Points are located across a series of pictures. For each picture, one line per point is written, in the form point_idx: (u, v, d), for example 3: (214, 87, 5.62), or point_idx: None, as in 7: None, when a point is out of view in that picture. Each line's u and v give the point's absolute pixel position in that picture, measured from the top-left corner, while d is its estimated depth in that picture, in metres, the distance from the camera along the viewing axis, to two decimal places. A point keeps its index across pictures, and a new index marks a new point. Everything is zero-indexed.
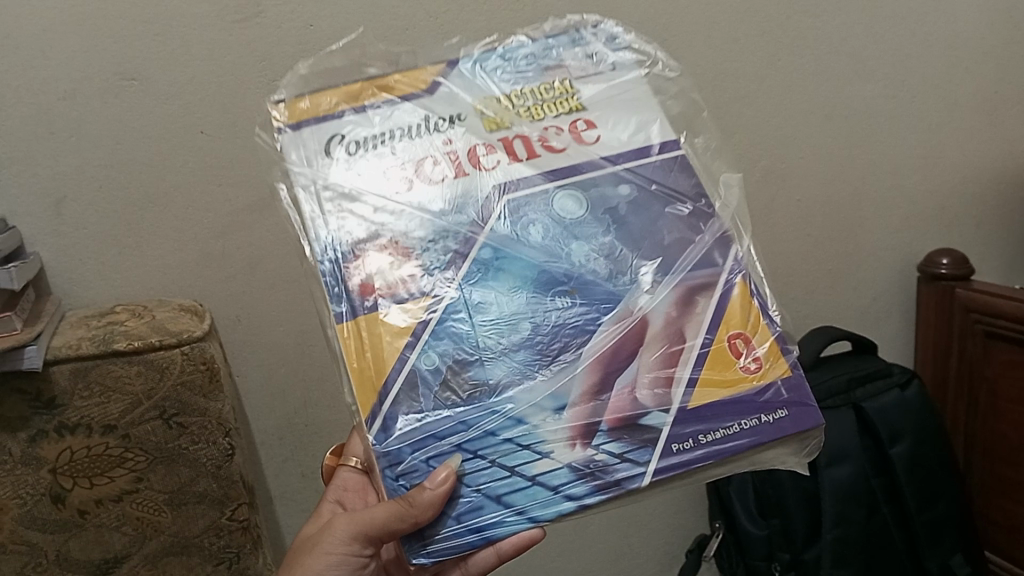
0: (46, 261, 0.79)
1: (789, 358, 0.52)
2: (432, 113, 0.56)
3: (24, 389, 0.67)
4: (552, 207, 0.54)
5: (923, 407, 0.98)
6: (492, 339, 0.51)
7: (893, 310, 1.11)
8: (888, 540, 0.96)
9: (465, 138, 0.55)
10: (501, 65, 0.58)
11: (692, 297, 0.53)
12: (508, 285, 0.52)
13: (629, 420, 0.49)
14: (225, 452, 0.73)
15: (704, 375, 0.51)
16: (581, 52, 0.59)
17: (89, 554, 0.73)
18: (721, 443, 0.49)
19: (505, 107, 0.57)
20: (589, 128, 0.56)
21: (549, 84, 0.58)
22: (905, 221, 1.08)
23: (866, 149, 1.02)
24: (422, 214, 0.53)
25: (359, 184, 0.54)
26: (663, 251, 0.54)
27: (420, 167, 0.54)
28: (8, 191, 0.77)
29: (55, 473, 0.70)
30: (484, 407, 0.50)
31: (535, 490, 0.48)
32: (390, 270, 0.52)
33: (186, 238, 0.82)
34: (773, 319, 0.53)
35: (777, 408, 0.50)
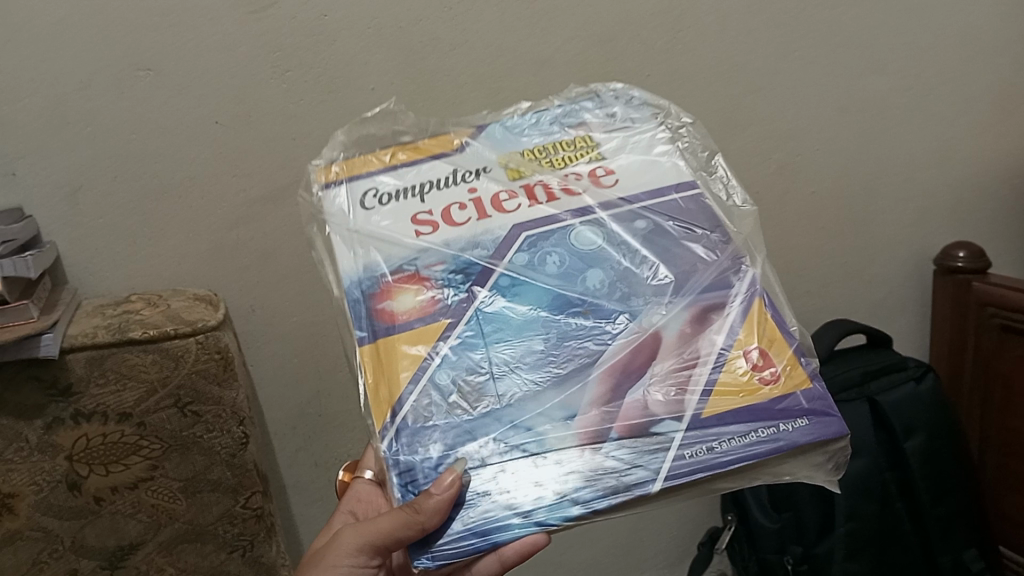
0: (62, 250, 0.80)
1: (809, 370, 0.50)
2: (459, 167, 0.58)
3: (40, 375, 0.67)
4: (568, 239, 0.54)
5: (940, 400, 0.97)
6: (506, 355, 0.50)
7: (905, 303, 1.11)
8: (901, 534, 0.96)
9: (489, 185, 0.56)
10: (525, 129, 0.61)
11: (707, 317, 0.52)
12: (524, 308, 0.52)
13: (641, 428, 0.48)
14: (239, 440, 0.73)
15: (719, 384, 0.49)
16: (602, 112, 0.62)
17: (104, 540, 0.73)
18: (737, 450, 0.46)
19: (528, 160, 0.58)
20: (608, 175, 0.58)
21: (571, 140, 0.60)
22: (920, 214, 1.07)
23: (882, 141, 1.02)
24: (446, 250, 0.54)
25: (387, 225, 0.55)
26: (679, 276, 0.54)
27: (445, 210, 0.55)
28: (24, 181, 0.77)
29: (71, 460, 0.70)
30: (493, 418, 0.48)
31: (543, 495, 0.46)
32: (411, 297, 0.52)
33: (200, 228, 0.83)
34: (791, 334, 0.52)
35: (795, 417, 0.48)
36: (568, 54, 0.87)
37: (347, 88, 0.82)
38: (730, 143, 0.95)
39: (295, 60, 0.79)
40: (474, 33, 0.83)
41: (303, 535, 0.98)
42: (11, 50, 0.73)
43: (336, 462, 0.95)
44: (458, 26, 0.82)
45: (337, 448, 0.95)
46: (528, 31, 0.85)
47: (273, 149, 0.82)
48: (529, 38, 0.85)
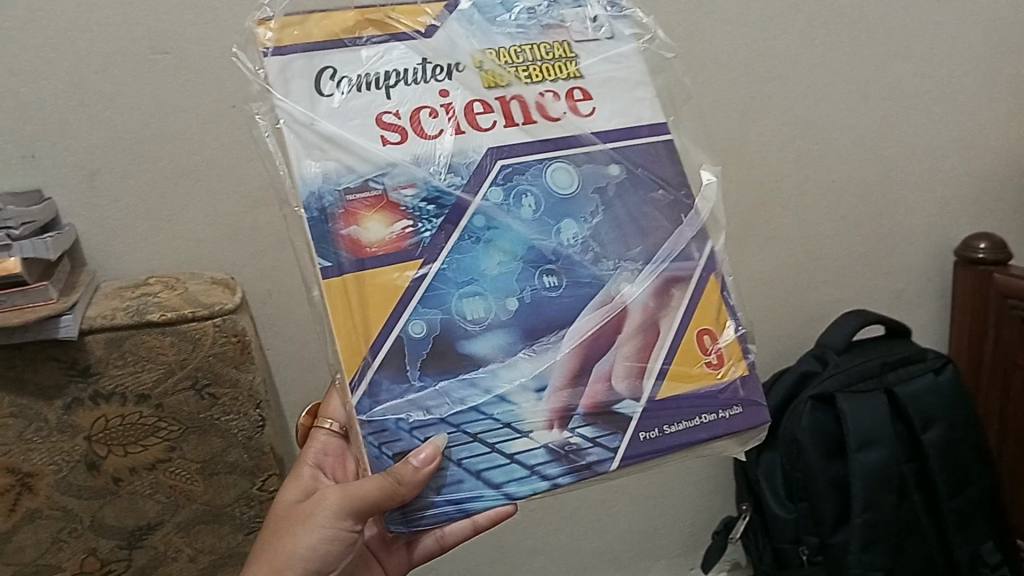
0: (82, 233, 0.80)
1: (747, 357, 0.56)
2: (429, 60, 0.55)
3: (60, 357, 0.68)
4: (545, 178, 0.55)
5: (958, 392, 0.97)
6: (480, 311, 0.52)
7: (927, 294, 1.10)
8: (917, 526, 0.96)
9: (461, 91, 0.55)
10: (502, 17, 0.57)
11: (669, 289, 0.55)
12: (498, 258, 0.53)
13: (603, 407, 0.52)
14: (256, 423, 0.73)
15: (673, 367, 0.54)
16: (583, 13, 0.59)
17: (123, 520, 0.74)
18: (684, 435, 0.52)
19: (502, 63, 0.56)
20: (585, 100, 0.57)
21: (549, 44, 0.57)
22: (942, 203, 1.05)
23: (903, 129, 1.00)
24: (416, 170, 0.53)
25: (350, 124, 0.53)
26: (645, 239, 0.56)
27: (414, 116, 0.54)
28: (45, 163, 0.77)
29: (90, 440, 0.71)
30: (465, 379, 0.51)
31: (512, 468, 0.50)
32: (380, 227, 0.52)
33: (218, 211, 0.83)
34: (737, 318, 0.57)
35: (732, 405, 0.54)
36: None
37: None
38: (751, 130, 0.94)
39: None
40: None
41: None
42: (35, 31, 0.74)
43: None
44: None
45: None
46: None
47: None
48: None
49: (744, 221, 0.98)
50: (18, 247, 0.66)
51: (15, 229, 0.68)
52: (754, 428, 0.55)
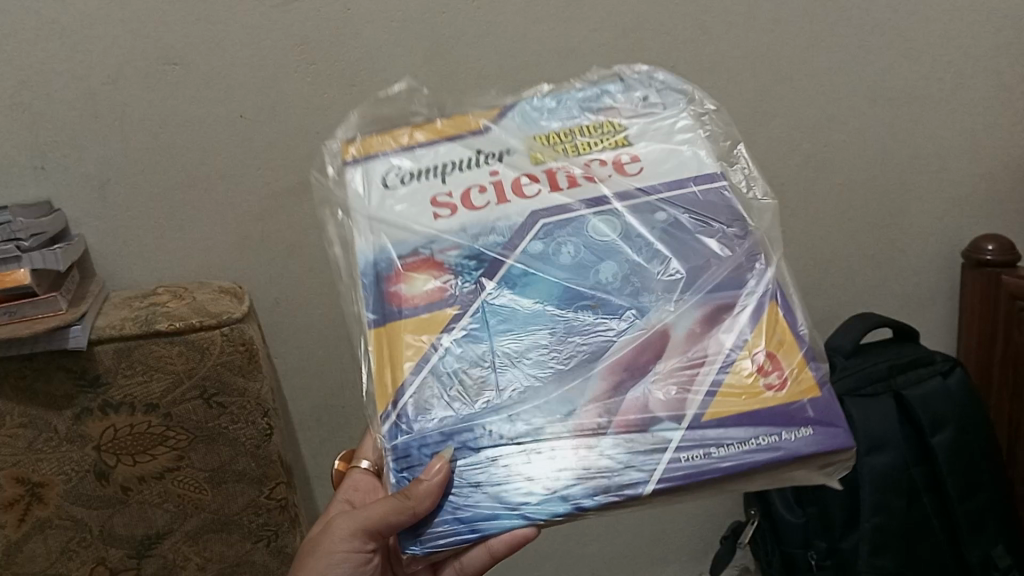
0: (91, 242, 0.81)
1: (818, 378, 0.49)
2: (480, 150, 0.58)
3: (69, 366, 0.68)
4: (584, 230, 0.55)
5: (967, 395, 0.97)
6: (511, 346, 0.51)
7: (935, 296, 1.09)
8: (929, 530, 0.96)
9: (510, 169, 0.57)
10: (550, 108, 0.60)
11: (716, 317, 0.51)
12: (532, 298, 0.53)
13: (638, 427, 0.48)
14: (264, 431, 0.74)
15: (724, 385, 0.48)
16: (633, 95, 0.60)
17: (132, 529, 0.74)
18: (735, 456, 0.46)
19: (550, 144, 0.58)
20: (633, 163, 0.57)
21: (597, 124, 0.59)
22: (950, 206, 1.05)
23: (910, 132, 1.00)
24: (464, 235, 0.54)
25: (407, 205, 0.56)
26: (691, 270, 0.53)
27: (464, 195, 0.56)
28: (54, 174, 0.78)
29: (99, 450, 0.71)
30: (492, 408, 0.50)
31: (532, 490, 0.47)
32: (424, 281, 0.54)
33: (225, 220, 0.83)
34: (804, 338, 0.51)
35: (801, 425, 0.47)
36: (592, 45, 0.86)
37: (371, 82, 0.82)
38: (755, 134, 0.95)
39: (320, 54, 0.80)
40: (497, 25, 0.83)
41: None
42: (43, 44, 0.74)
43: None
44: (481, 18, 0.82)
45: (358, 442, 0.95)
46: (551, 22, 0.84)
47: (297, 142, 0.82)
48: (550, 29, 0.84)
49: None
50: (27, 258, 0.66)
51: (25, 241, 0.67)
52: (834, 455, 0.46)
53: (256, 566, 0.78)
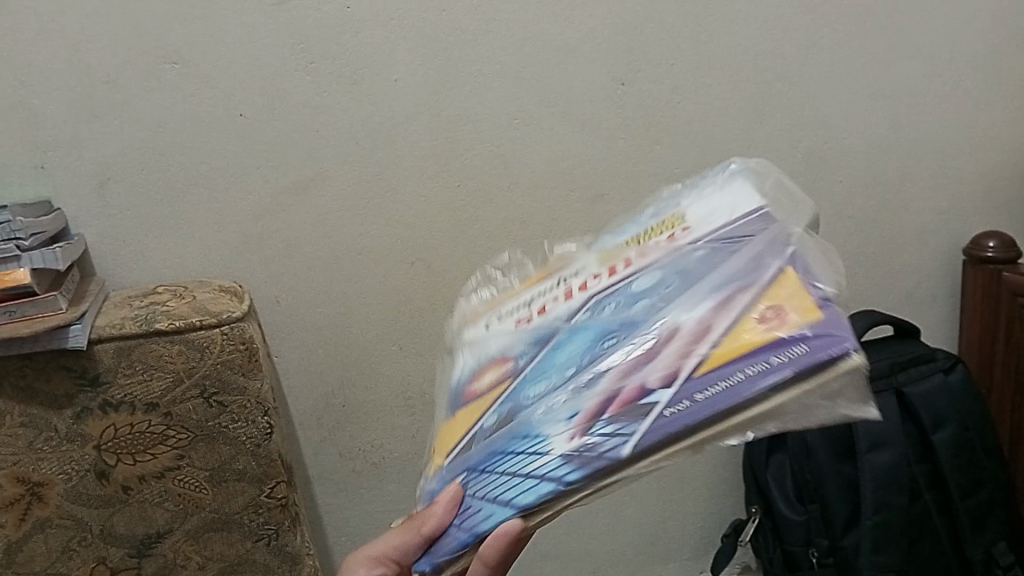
0: (91, 243, 0.81)
1: (824, 305, 0.39)
2: (563, 274, 0.54)
3: (70, 366, 0.68)
4: (628, 285, 0.47)
5: (968, 392, 0.97)
6: (539, 390, 0.44)
7: (937, 293, 1.09)
8: (930, 527, 0.95)
9: (581, 275, 0.52)
10: (632, 228, 0.56)
11: (733, 292, 0.42)
12: (569, 350, 0.46)
13: (632, 404, 0.39)
14: (264, 430, 0.73)
15: (724, 342, 0.39)
16: (701, 190, 0.55)
17: (133, 529, 0.73)
18: (724, 398, 0.37)
19: (622, 246, 0.53)
20: (686, 229, 0.50)
21: (664, 218, 0.53)
22: (951, 202, 1.05)
23: (911, 128, 1.00)
24: (529, 330, 0.49)
25: (497, 332, 0.52)
26: (715, 270, 0.44)
27: (538, 309, 0.51)
28: (55, 174, 0.78)
29: (100, 449, 0.71)
30: (504, 435, 0.43)
31: (523, 482, 0.40)
32: (493, 373, 0.49)
33: (226, 219, 0.83)
34: (818, 281, 0.41)
35: (794, 346, 0.38)
36: (592, 43, 0.86)
37: (372, 80, 0.82)
38: (757, 132, 0.94)
39: (320, 52, 0.80)
40: (496, 23, 0.83)
41: (327, 529, 0.98)
42: (43, 43, 0.74)
43: (361, 454, 0.95)
44: (481, 17, 0.82)
45: (360, 440, 0.95)
46: (551, 20, 0.84)
47: (297, 139, 0.82)
48: (550, 27, 0.85)
49: None
50: (27, 258, 0.67)
51: (25, 241, 0.67)
52: (834, 371, 0.37)
53: (257, 565, 0.77)
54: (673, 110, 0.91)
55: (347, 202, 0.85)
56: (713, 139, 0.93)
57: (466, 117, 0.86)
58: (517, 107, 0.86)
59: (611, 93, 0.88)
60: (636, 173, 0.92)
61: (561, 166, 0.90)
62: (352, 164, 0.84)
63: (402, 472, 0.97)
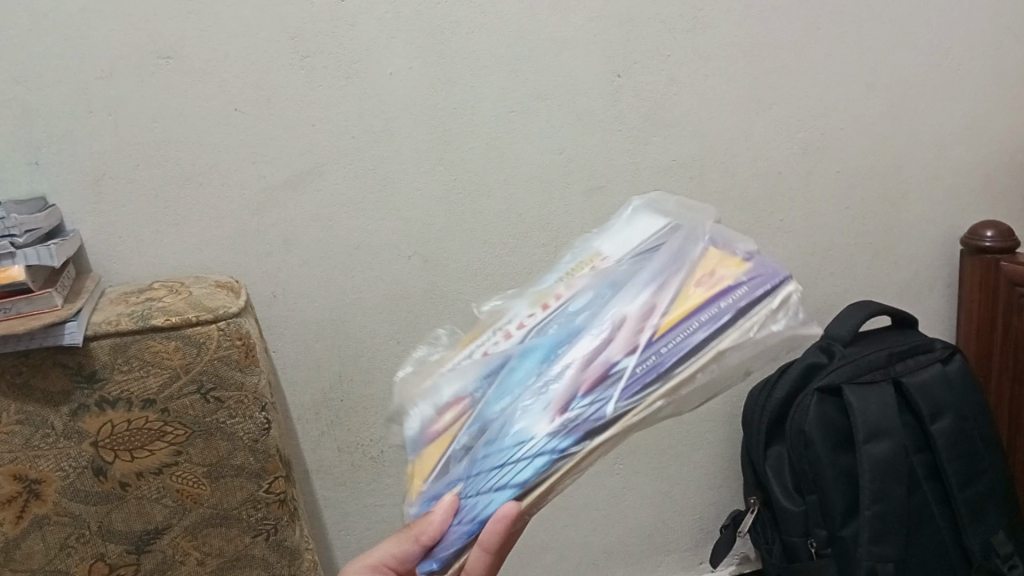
0: (86, 239, 0.80)
1: (744, 259, 0.47)
2: (495, 321, 0.53)
3: (66, 362, 0.68)
4: (567, 304, 0.49)
5: (966, 382, 0.97)
6: (503, 400, 0.46)
7: (935, 283, 1.09)
8: (928, 516, 0.96)
9: (515, 315, 0.52)
10: (555, 269, 0.55)
11: (665, 277, 0.47)
12: (522, 363, 0.47)
13: (600, 375, 0.44)
14: (262, 426, 0.73)
15: (669, 309, 0.45)
16: (607, 227, 0.56)
17: (131, 525, 0.73)
18: (683, 345, 0.43)
19: (551, 284, 0.53)
20: (606, 259, 0.52)
21: (584, 255, 0.54)
22: (948, 192, 1.05)
23: (908, 118, 1.00)
24: (476, 369, 0.49)
25: (440, 385, 0.50)
26: (643, 271, 0.49)
27: (481, 352, 0.50)
28: (49, 171, 0.78)
29: (97, 446, 0.70)
30: (485, 439, 0.45)
31: (517, 459, 0.43)
32: (449, 412, 0.49)
33: (222, 215, 0.83)
34: (737, 249, 0.48)
35: (732, 292, 0.44)
36: (588, 35, 0.86)
37: (367, 74, 0.82)
38: (754, 123, 0.94)
39: (315, 46, 0.80)
40: (491, 15, 0.83)
41: (326, 523, 0.98)
42: (36, 39, 0.74)
43: (359, 449, 0.95)
44: (476, 9, 0.82)
45: (358, 434, 0.95)
46: (546, 12, 0.84)
47: (292, 135, 0.82)
48: (545, 19, 0.84)
49: (750, 217, 0.98)
50: (22, 255, 0.66)
51: (19, 237, 0.67)
52: (768, 296, 0.44)
53: (256, 560, 0.77)
54: (670, 102, 0.90)
55: (345, 196, 0.85)
56: (708, 131, 0.93)
57: (462, 110, 0.85)
58: (513, 100, 0.86)
59: (608, 85, 0.88)
60: (632, 166, 0.92)
61: (557, 159, 0.90)
62: (348, 159, 0.84)
63: (400, 465, 0.97)
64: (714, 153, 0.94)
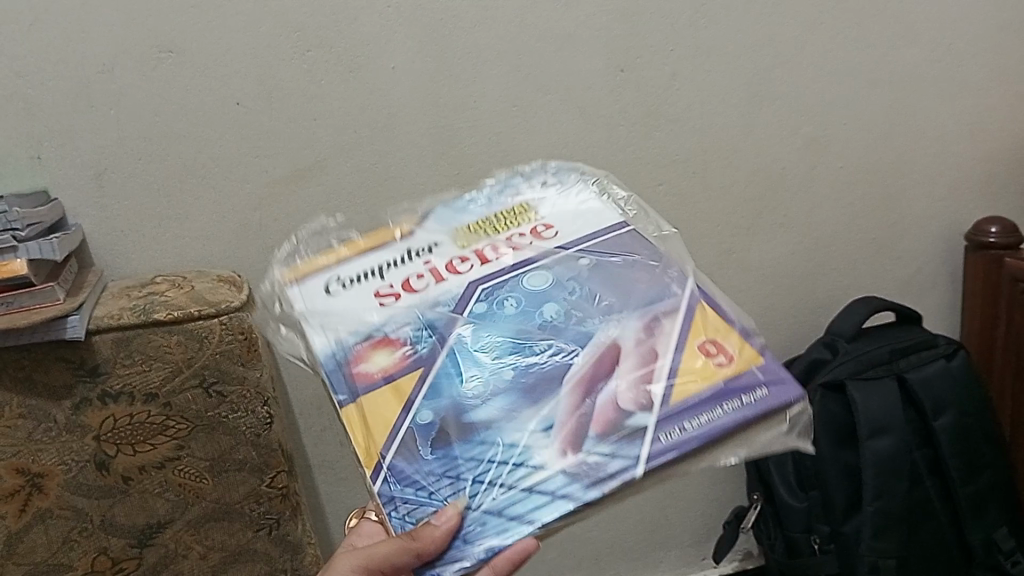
0: (89, 233, 0.81)
1: (755, 342, 0.46)
2: (409, 245, 0.54)
3: (68, 357, 0.67)
4: (521, 282, 0.50)
5: (970, 378, 0.96)
6: (478, 386, 0.46)
7: (938, 279, 1.09)
8: (932, 513, 0.96)
9: (442, 254, 0.53)
10: (470, 204, 0.57)
11: (659, 321, 0.47)
12: (488, 346, 0.47)
13: (615, 421, 0.43)
14: (264, 420, 0.73)
15: (682, 371, 0.44)
16: (532, 180, 0.58)
17: (133, 519, 0.73)
18: (709, 425, 0.42)
19: (476, 229, 0.54)
20: (550, 229, 0.54)
21: (512, 207, 0.56)
22: (952, 188, 1.04)
23: (912, 114, 0.99)
24: (411, 311, 0.49)
25: (360, 307, 0.50)
26: (622, 296, 0.49)
27: (405, 283, 0.51)
28: (51, 165, 0.78)
29: (99, 440, 0.70)
30: (473, 442, 0.43)
31: (533, 497, 0.41)
32: (386, 356, 0.48)
33: (225, 209, 0.83)
34: (737, 321, 0.47)
35: (757, 387, 0.43)
36: (591, 29, 0.85)
37: (370, 68, 0.81)
38: (757, 119, 0.94)
39: (320, 40, 0.79)
40: (494, 9, 0.82)
41: (329, 516, 0.98)
42: (37, 33, 0.74)
43: None
44: (478, 3, 0.82)
45: None
46: (549, 7, 0.84)
47: (294, 129, 0.82)
48: (548, 13, 0.84)
49: (752, 213, 0.98)
50: (24, 249, 0.66)
51: (20, 232, 0.67)
52: (794, 408, 0.43)
53: (257, 555, 0.77)
54: (672, 97, 0.90)
55: (347, 191, 0.85)
56: (711, 126, 0.93)
57: (464, 105, 0.85)
58: (516, 95, 0.86)
59: (611, 80, 0.88)
60: (634, 161, 0.92)
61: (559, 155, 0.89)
62: (350, 153, 0.84)
63: None
64: (717, 148, 0.94)
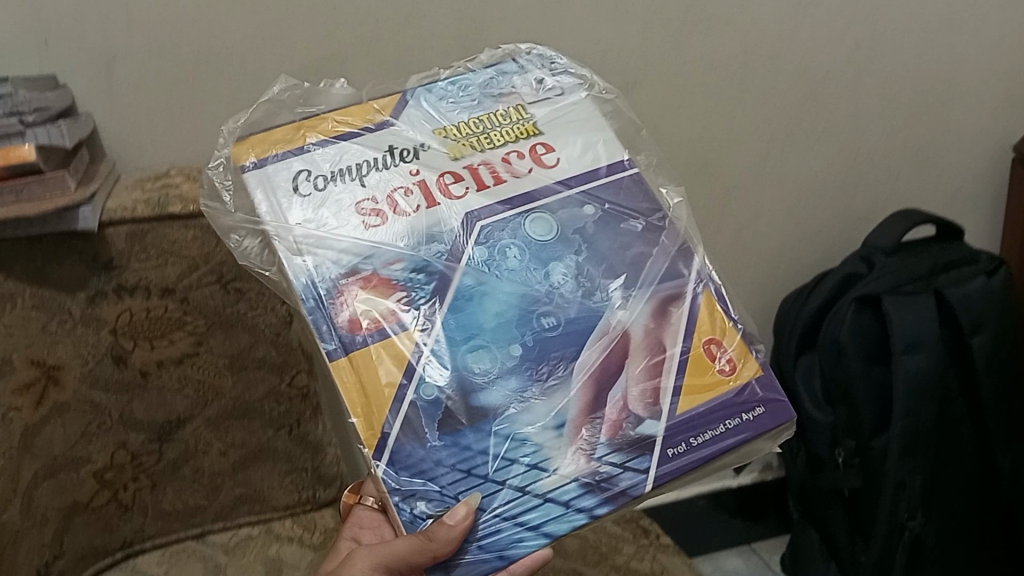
0: (100, 123, 0.77)
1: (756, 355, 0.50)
2: (388, 146, 0.52)
3: (81, 249, 0.65)
4: (522, 230, 0.50)
5: (1008, 296, 0.93)
6: (485, 362, 0.47)
7: (980, 194, 1.06)
8: (959, 433, 0.94)
9: (431, 168, 0.52)
10: (451, 94, 0.55)
11: (666, 309, 0.50)
12: (493, 312, 0.48)
13: (624, 429, 0.47)
14: (284, 318, 0.72)
15: (687, 381, 0.48)
16: (529, 77, 0.57)
17: (153, 414, 0.72)
18: (710, 444, 0.47)
19: (462, 136, 0.53)
20: (549, 152, 0.53)
21: (504, 111, 0.55)
22: (1003, 98, 0.99)
23: (969, 18, 0.93)
24: (402, 247, 0.49)
25: (344, 223, 0.50)
26: (631, 270, 0.51)
27: (390, 198, 0.51)
28: (57, 49, 0.73)
29: (116, 334, 0.69)
30: (485, 431, 0.46)
31: (548, 508, 0.45)
32: (378, 300, 0.48)
33: (240, 103, 0.80)
34: (737, 319, 0.51)
35: (755, 406, 0.48)
36: None
37: None
38: (803, 20, 0.88)
39: None
40: None
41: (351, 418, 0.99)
42: None
43: None
44: None
45: None
46: None
47: (314, 16, 0.77)
48: None
49: (790, 121, 0.94)
50: (32, 134, 0.63)
51: (28, 116, 0.64)
52: (783, 427, 0.49)
53: (279, 454, 0.77)
54: None
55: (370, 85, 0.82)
56: (752, 29, 0.87)
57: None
58: None
59: None
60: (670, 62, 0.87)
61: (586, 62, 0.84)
62: (371, 44, 0.80)
63: None
64: (758, 50, 0.88)
